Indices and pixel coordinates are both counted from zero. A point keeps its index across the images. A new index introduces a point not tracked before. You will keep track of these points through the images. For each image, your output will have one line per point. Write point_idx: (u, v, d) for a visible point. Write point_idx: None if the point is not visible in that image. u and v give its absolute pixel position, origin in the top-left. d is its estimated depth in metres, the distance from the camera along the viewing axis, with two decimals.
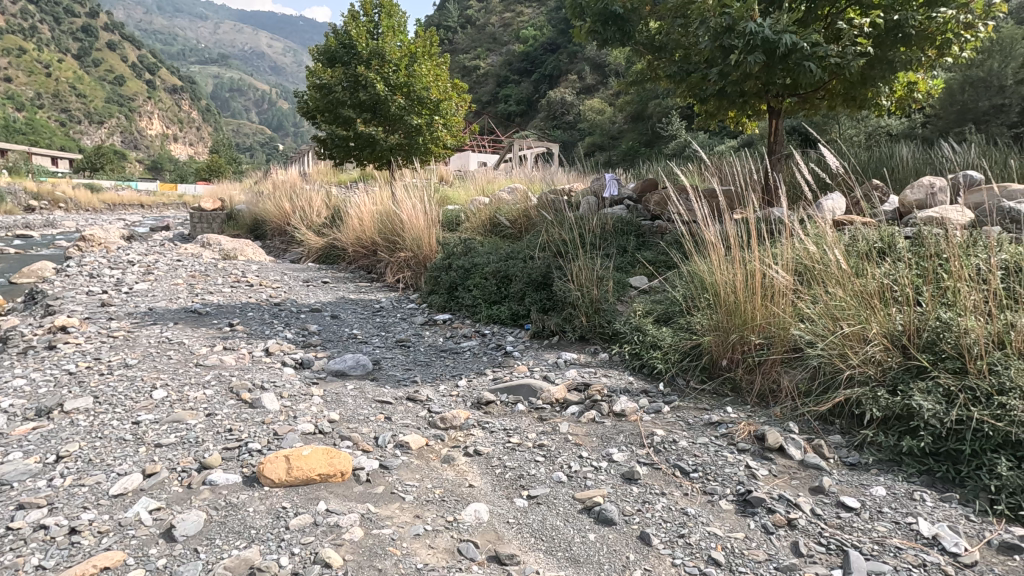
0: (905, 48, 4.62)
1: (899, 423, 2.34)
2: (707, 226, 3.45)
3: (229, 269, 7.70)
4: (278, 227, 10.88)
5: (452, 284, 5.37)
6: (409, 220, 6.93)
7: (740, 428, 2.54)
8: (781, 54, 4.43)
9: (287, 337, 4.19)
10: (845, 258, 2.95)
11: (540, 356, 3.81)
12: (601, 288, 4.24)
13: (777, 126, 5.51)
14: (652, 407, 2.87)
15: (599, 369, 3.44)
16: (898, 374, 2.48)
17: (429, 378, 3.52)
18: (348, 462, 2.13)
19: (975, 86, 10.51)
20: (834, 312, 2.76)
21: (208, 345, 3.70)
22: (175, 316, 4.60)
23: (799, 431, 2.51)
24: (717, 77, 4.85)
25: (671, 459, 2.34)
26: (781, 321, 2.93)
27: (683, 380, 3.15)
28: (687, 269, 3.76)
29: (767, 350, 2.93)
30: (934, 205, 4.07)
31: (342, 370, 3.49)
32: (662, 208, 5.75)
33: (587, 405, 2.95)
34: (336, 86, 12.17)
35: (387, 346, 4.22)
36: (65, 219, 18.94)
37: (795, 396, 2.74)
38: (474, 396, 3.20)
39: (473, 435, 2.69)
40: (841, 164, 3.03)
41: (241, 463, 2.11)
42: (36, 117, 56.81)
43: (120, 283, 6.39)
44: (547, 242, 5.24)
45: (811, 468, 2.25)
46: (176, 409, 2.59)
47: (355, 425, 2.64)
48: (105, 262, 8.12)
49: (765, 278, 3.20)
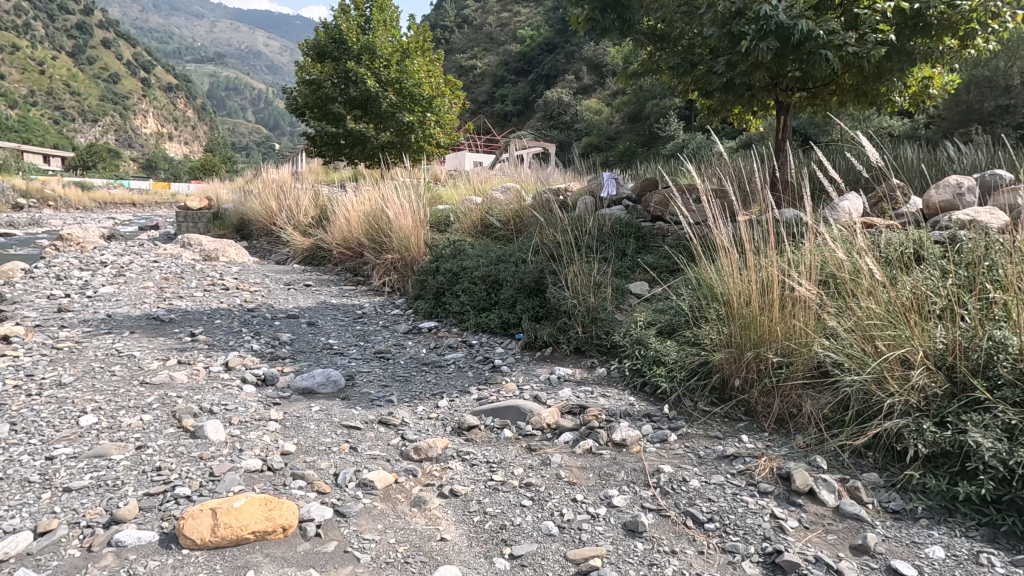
0: (925, 38, 4.28)
1: (949, 462, 2.00)
2: (718, 229, 3.07)
3: (207, 271, 7.28)
4: (264, 227, 10.48)
5: (438, 289, 4.99)
6: (397, 220, 6.56)
7: (760, 464, 2.19)
8: (794, 42, 4.09)
9: (254, 348, 3.80)
10: (877, 266, 2.59)
11: (531, 371, 3.45)
12: (598, 296, 3.88)
13: (786, 121, 5.16)
14: (657, 435, 2.52)
15: (597, 388, 3.08)
16: (945, 404, 2.13)
17: (407, 397, 3.14)
18: (292, 514, 1.76)
19: (980, 85, 10.22)
20: (865, 327, 2.40)
21: (160, 359, 3.32)
22: (134, 324, 4.21)
23: (829, 469, 2.16)
24: (723, 68, 4.51)
25: (680, 504, 1.99)
26: (803, 338, 2.58)
27: (690, 402, 2.81)
28: (693, 275, 3.40)
29: (787, 369, 2.57)
30: (963, 207, 3.75)
31: (309, 389, 3.13)
32: (663, 209, 5.40)
33: (582, 433, 2.58)
34: (326, 81, 11.80)
35: (364, 358, 3.85)
36: (52, 218, 18.31)
37: (820, 425, 2.41)
38: (454, 420, 2.82)
39: (451, 470, 2.33)
40: (876, 155, 2.63)
41: (163, 515, 1.73)
42: (29, 115, 56.13)
43: (85, 286, 5.98)
44: (541, 245, 4.90)
45: (849, 518, 1.89)
46: (101, 441, 2.21)
47: (313, 458, 2.28)
48: (76, 263, 7.72)
49: (784, 287, 2.83)
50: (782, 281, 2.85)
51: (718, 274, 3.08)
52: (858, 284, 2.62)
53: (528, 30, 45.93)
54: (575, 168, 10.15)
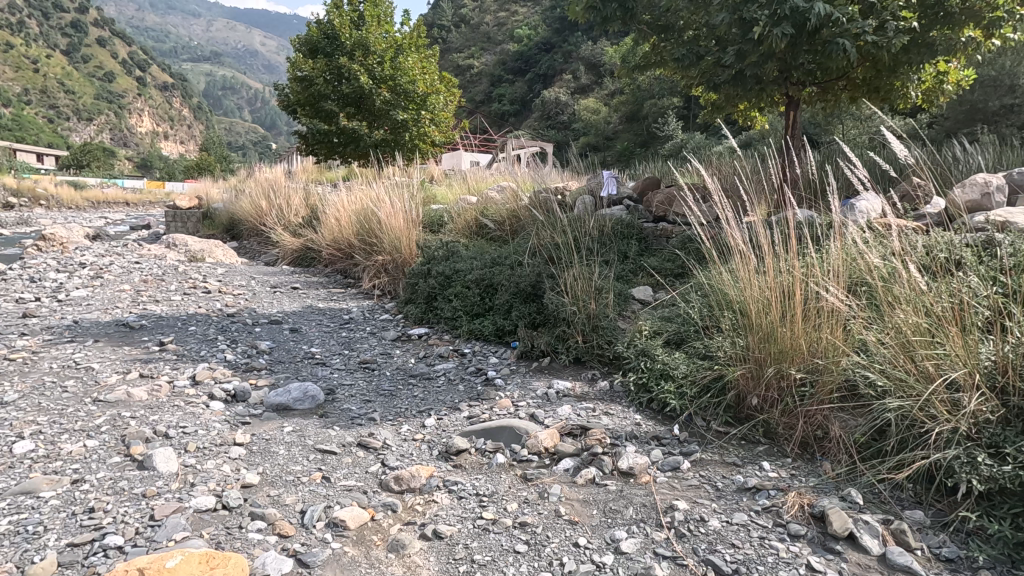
0: (946, 29, 4.05)
1: (1009, 501, 1.75)
2: (732, 231, 2.81)
3: (189, 273, 6.97)
4: (254, 227, 10.19)
5: (429, 293, 4.69)
6: (387, 220, 6.28)
7: (789, 500, 1.93)
8: (810, 28, 3.85)
9: (227, 358, 3.51)
10: (913, 272, 2.31)
11: (528, 384, 3.17)
12: (599, 302, 3.59)
13: (795, 117, 4.92)
14: (668, 461, 2.26)
15: (599, 405, 2.80)
16: (999, 431, 1.86)
17: (390, 415, 2.86)
18: (239, 572, 1.48)
19: (984, 84, 9.95)
20: (902, 340, 2.14)
21: (121, 373, 3.02)
22: (100, 332, 3.90)
23: (866, 505, 1.91)
24: (733, 58, 4.26)
25: (700, 550, 1.72)
26: (832, 352, 2.32)
27: (702, 422, 2.55)
28: (704, 280, 3.12)
29: (813, 388, 2.31)
30: (991, 206, 3.51)
31: (283, 405, 2.85)
32: (666, 208, 5.13)
33: (585, 460, 2.31)
34: (318, 78, 11.38)
35: (347, 369, 3.56)
36: (41, 217, 17.94)
37: (852, 451, 2.15)
38: (442, 442, 2.54)
39: (436, 504, 2.05)
40: (908, 148, 2.36)
41: (85, 573, 1.45)
42: (22, 113, 55.61)
43: (57, 289, 5.66)
44: (538, 247, 4.62)
45: (898, 571, 1.64)
46: (33, 475, 1.92)
47: (278, 492, 2.00)
48: (53, 264, 7.39)
49: (808, 295, 2.55)
50: (805, 288, 2.58)
51: (733, 280, 2.81)
52: (891, 291, 2.35)
53: (526, 30, 45.67)
54: (572, 168, 9.89)
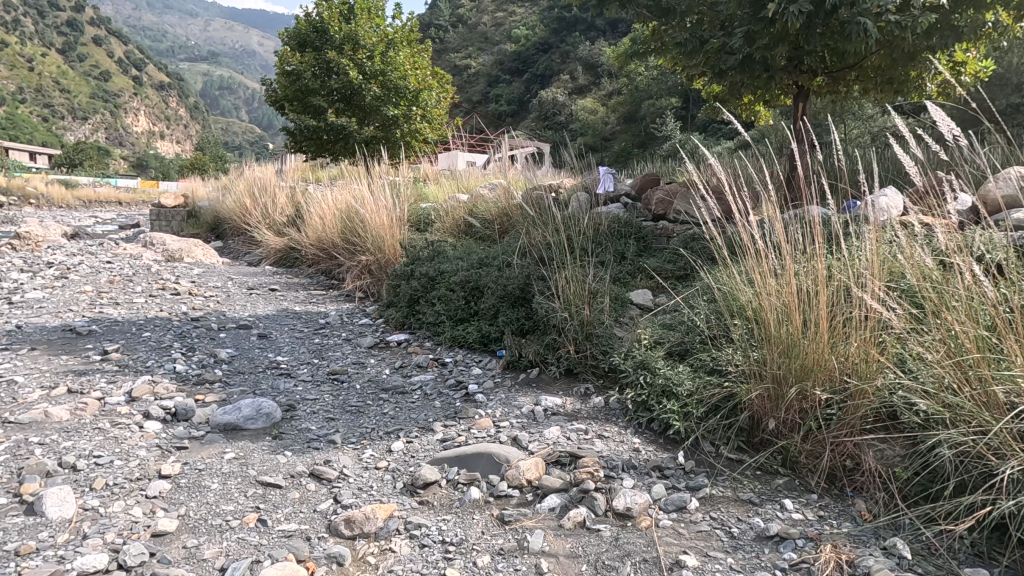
0: (973, 11, 3.71)
1: None
2: (744, 227, 2.42)
3: (162, 273, 6.56)
4: (237, 226, 9.81)
5: (411, 295, 4.32)
6: (371, 216, 5.91)
7: (823, 555, 1.58)
8: (827, 6, 3.52)
9: (177, 369, 3.13)
10: (964, 275, 1.94)
11: (512, 400, 2.80)
12: (594, 307, 3.23)
13: (803, 109, 4.57)
14: (672, 499, 1.89)
15: (592, 426, 2.43)
16: None
17: (353, 437, 2.49)
18: None
19: (992, 83, 9.64)
20: (954, 355, 1.78)
21: (47, 387, 2.66)
22: (41, 339, 3.53)
23: (918, 562, 1.56)
24: (740, 41, 3.92)
25: None
26: (865, 370, 1.97)
27: (711, 448, 2.19)
28: (710, 280, 2.75)
29: (843, 410, 1.96)
30: None
31: (232, 424, 2.48)
32: (666, 205, 4.78)
33: (574, 498, 1.94)
34: (305, 72, 11.04)
35: (313, 382, 3.19)
36: (30, 215, 17.40)
37: (893, 487, 1.80)
38: (409, 471, 2.18)
39: (392, 554, 1.69)
40: (955, 127, 2.03)
41: None
42: (15, 112, 54.96)
43: (12, 291, 5.25)
44: (529, 245, 4.26)
45: None
46: None
47: (196, 542, 1.65)
48: (19, 264, 6.96)
49: (835, 298, 2.18)
50: (831, 291, 2.20)
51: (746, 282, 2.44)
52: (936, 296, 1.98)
53: (523, 30, 45.40)
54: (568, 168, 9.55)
